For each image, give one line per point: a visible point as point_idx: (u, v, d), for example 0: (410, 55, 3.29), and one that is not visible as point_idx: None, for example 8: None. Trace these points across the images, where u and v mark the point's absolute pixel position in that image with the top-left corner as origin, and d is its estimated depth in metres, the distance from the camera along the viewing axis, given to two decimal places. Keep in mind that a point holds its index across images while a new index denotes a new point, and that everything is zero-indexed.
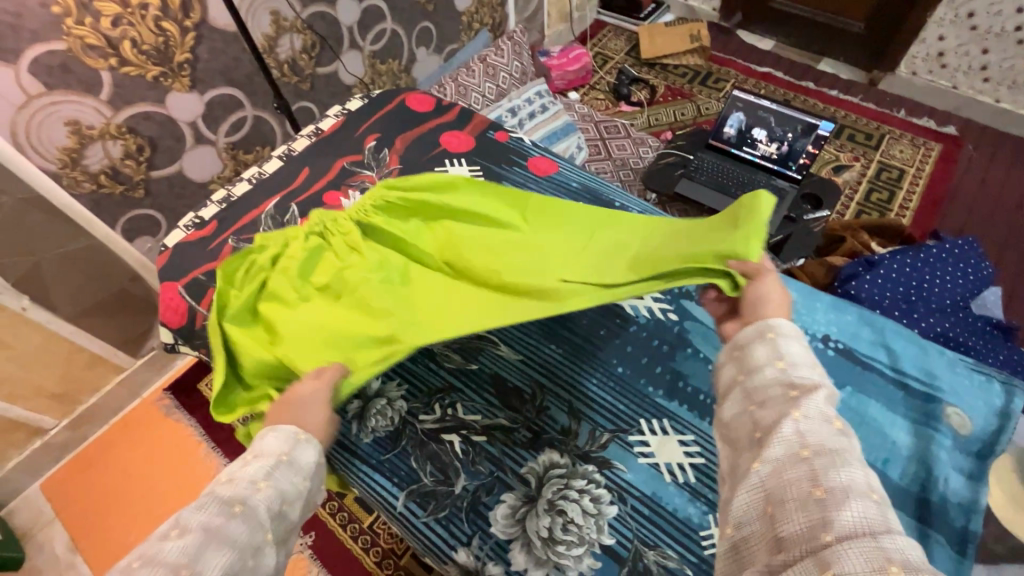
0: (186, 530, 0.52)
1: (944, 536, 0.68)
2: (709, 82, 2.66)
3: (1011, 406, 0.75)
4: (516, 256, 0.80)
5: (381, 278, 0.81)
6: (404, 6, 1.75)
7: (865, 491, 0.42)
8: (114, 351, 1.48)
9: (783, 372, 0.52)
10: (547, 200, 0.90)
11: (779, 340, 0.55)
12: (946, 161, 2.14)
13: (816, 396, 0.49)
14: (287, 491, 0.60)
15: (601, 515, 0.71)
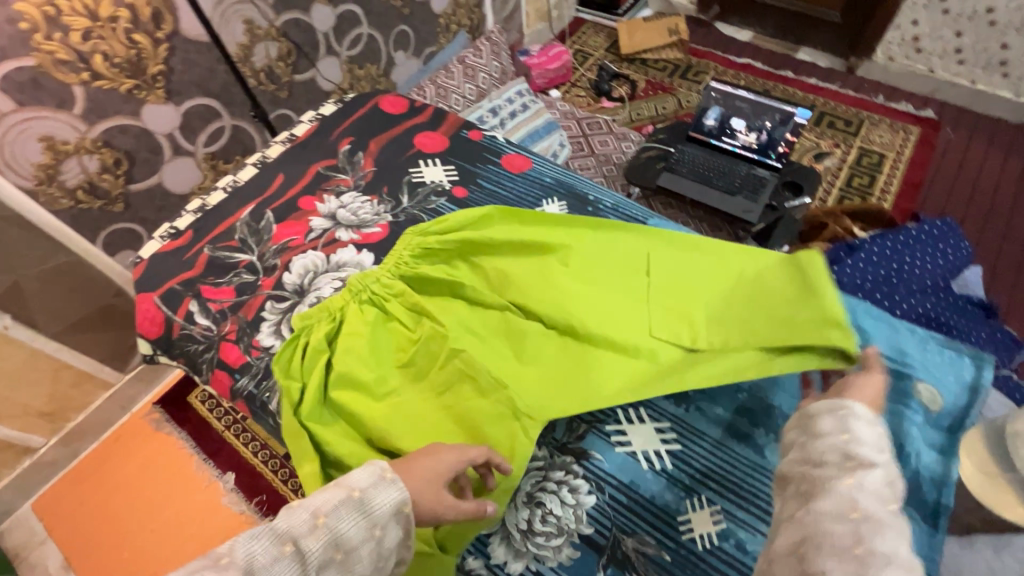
0: (229, 563, 0.48)
1: (916, 510, 0.69)
2: (689, 74, 2.68)
3: (981, 379, 0.77)
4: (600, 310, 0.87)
5: (462, 335, 0.85)
6: (380, 9, 1.75)
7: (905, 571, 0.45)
8: (101, 366, 1.47)
9: (843, 443, 0.54)
10: (597, 245, 0.95)
11: (850, 418, 0.56)
12: (926, 144, 2.16)
13: (875, 471, 0.51)
14: (346, 537, 0.53)
15: (579, 505, 0.72)
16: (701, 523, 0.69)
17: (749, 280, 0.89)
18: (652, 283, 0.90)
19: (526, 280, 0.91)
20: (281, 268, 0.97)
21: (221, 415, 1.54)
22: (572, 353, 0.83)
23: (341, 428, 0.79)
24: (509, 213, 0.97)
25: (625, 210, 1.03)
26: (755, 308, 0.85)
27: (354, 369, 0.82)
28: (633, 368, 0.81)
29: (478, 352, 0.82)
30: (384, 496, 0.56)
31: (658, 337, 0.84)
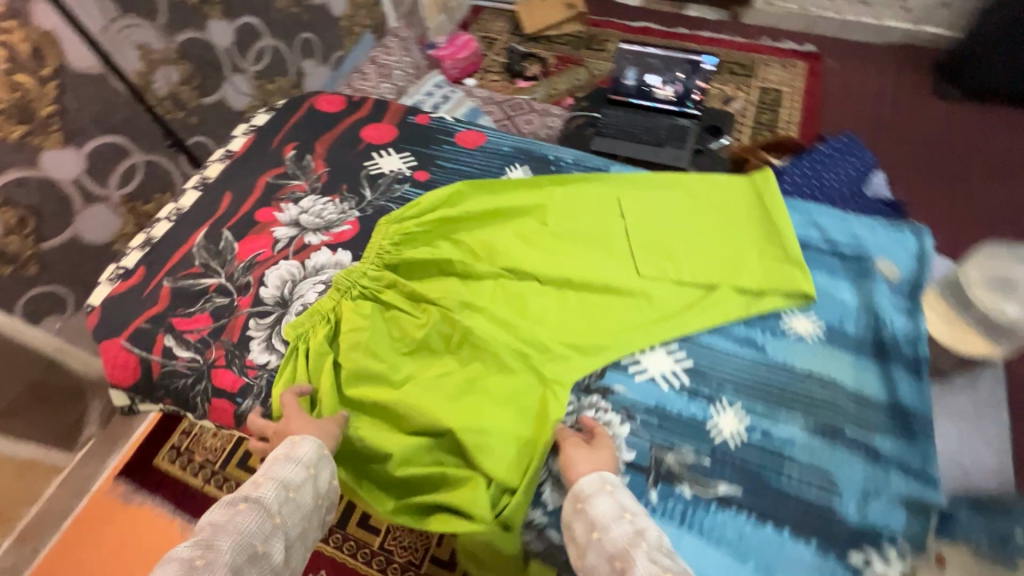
0: (199, 528, 0.62)
1: (901, 366, 0.77)
2: (594, 45, 2.80)
3: (924, 246, 0.87)
4: (589, 261, 0.90)
5: (468, 308, 0.85)
6: (279, 18, 1.64)
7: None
8: (46, 451, 1.33)
9: (600, 543, 0.61)
10: (569, 198, 0.98)
11: (588, 505, 0.64)
12: (813, 75, 2.38)
13: (635, 561, 0.58)
14: (289, 480, 0.67)
15: (617, 436, 0.74)
16: (729, 424, 0.74)
17: (716, 211, 0.95)
18: (629, 227, 0.94)
19: (513, 246, 0.92)
20: (256, 284, 0.92)
21: (196, 471, 1.43)
22: (574, 306, 0.86)
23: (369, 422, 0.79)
24: (479, 184, 0.98)
25: (587, 163, 1.06)
26: (724, 235, 0.92)
27: (364, 364, 0.80)
28: (633, 309, 0.85)
29: (485, 324, 0.83)
30: (303, 447, 0.70)
31: (647, 276, 0.88)
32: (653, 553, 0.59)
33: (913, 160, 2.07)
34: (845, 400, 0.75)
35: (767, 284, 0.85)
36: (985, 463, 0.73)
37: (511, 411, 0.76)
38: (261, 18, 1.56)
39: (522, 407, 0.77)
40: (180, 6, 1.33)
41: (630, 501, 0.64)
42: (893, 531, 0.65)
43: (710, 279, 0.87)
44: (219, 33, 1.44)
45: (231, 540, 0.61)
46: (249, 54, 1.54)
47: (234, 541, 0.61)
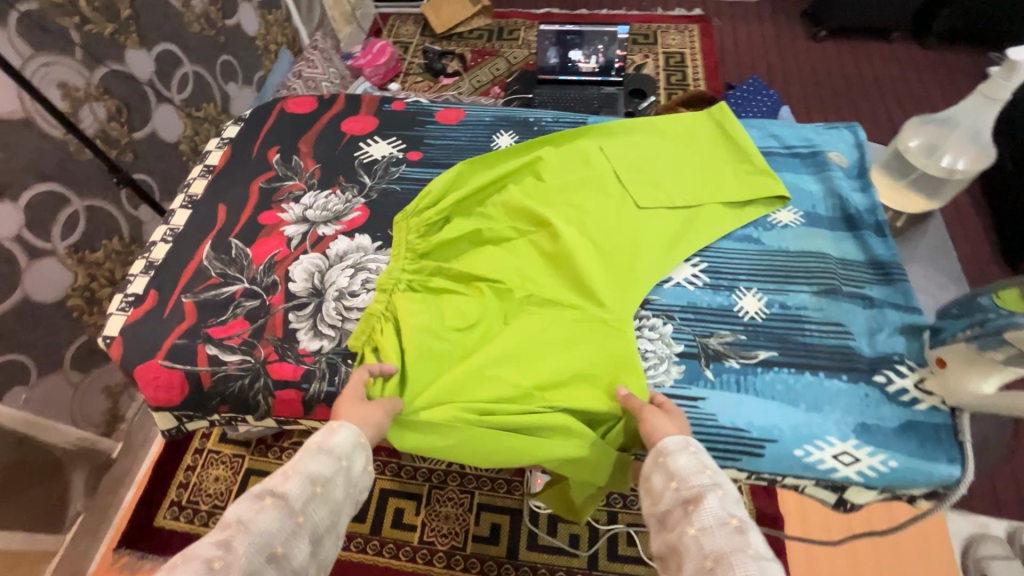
0: (226, 524, 0.57)
1: (870, 230, 0.92)
2: (505, 35, 2.93)
3: (860, 137, 1.04)
4: (601, 207, 0.96)
5: (513, 274, 0.90)
6: (196, 43, 1.58)
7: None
8: (34, 537, 1.21)
9: (676, 492, 0.62)
10: (571, 157, 1.03)
11: (670, 459, 0.64)
12: (706, 35, 2.63)
13: (708, 503, 0.59)
14: (318, 473, 0.63)
15: (663, 334, 0.84)
16: (751, 304, 0.87)
17: (687, 143, 1.05)
18: (618, 168, 1.01)
19: (524, 203, 0.96)
20: (283, 281, 0.93)
21: (206, 519, 1.36)
22: (595, 246, 0.91)
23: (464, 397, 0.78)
24: (478, 160, 1.03)
25: (565, 119, 1.15)
26: (699, 162, 1.02)
27: (429, 344, 0.82)
28: (645, 239, 0.92)
29: (529, 285, 0.88)
30: (340, 436, 0.66)
31: (646, 208, 0.95)
32: (726, 501, 0.59)
33: (805, 95, 2.37)
34: (835, 266, 0.89)
35: (744, 195, 0.97)
36: (949, 290, 0.91)
37: (573, 351, 0.81)
38: (178, 45, 1.51)
39: (582, 347, 0.82)
40: (96, 38, 1.26)
41: (712, 462, 0.64)
42: (900, 353, 0.79)
43: (700, 200, 0.96)
44: (138, 63, 1.38)
45: (253, 541, 0.56)
46: (171, 82, 1.49)
47: (254, 541, 0.56)
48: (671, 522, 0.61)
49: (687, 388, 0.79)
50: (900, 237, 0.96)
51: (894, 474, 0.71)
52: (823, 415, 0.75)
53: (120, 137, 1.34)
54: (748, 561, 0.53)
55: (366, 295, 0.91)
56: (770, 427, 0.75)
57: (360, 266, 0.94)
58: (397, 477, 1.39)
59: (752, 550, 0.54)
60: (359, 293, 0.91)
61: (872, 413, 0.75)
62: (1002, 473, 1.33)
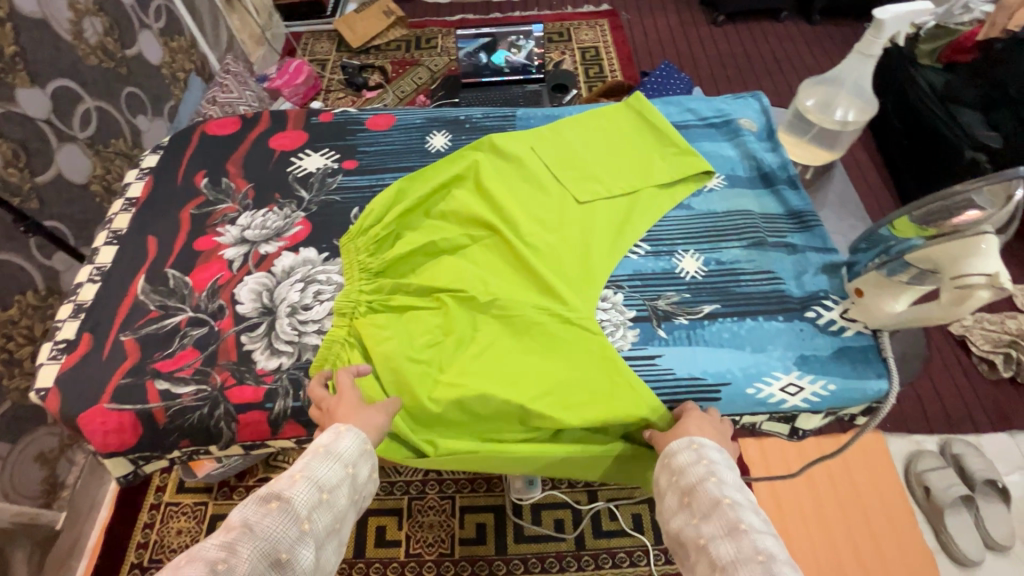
0: (230, 526, 0.57)
1: (785, 185, 1.01)
2: (423, 44, 2.95)
3: (764, 104, 1.14)
4: (545, 213, 1.00)
5: (474, 282, 0.89)
6: (95, 77, 1.49)
7: (748, 557, 0.58)
8: None
9: (676, 485, 0.69)
10: (515, 165, 1.06)
11: (672, 459, 0.71)
12: (616, 28, 2.76)
13: (704, 491, 0.66)
14: (325, 479, 0.65)
15: (614, 303, 0.89)
16: (690, 265, 0.93)
17: (614, 135, 1.11)
18: (553, 168, 1.06)
19: (471, 209, 0.98)
20: (229, 304, 0.91)
21: None
22: (546, 246, 0.94)
23: (452, 422, 0.79)
24: (415, 176, 1.04)
25: (494, 114, 1.18)
26: (628, 152, 1.08)
27: (402, 369, 0.80)
28: (592, 227, 0.97)
29: (488, 291, 0.88)
30: (345, 442, 0.69)
31: (586, 202, 1.01)
32: (721, 486, 0.66)
33: (713, 75, 2.53)
34: (759, 221, 0.97)
35: (676, 176, 1.03)
36: (858, 229, 1.00)
37: (544, 353, 0.83)
38: (75, 80, 1.42)
39: (552, 345, 0.83)
40: None
41: (713, 453, 0.70)
42: (826, 290, 0.88)
43: (636, 186, 1.02)
44: (31, 103, 1.29)
45: (259, 544, 0.56)
46: (73, 119, 1.39)
47: (259, 547, 0.56)
48: (671, 513, 0.69)
49: (644, 348, 0.84)
50: (813, 190, 1.06)
51: (835, 396, 0.79)
52: (767, 353, 0.82)
53: (20, 183, 1.24)
54: (740, 537, 0.60)
55: (320, 305, 0.90)
56: (723, 372, 0.81)
57: (310, 279, 0.93)
58: (375, 494, 1.37)
59: (744, 525, 0.61)
60: (313, 306, 0.90)
61: (809, 345, 0.83)
62: (927, 392, 1.48)
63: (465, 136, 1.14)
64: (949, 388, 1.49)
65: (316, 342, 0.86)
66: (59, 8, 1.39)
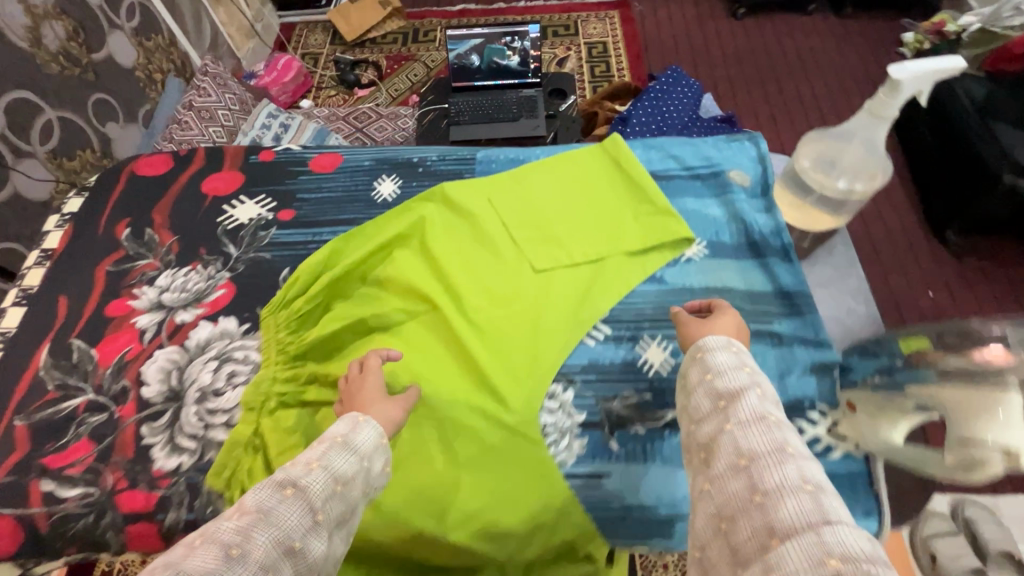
0: (243, 511, 0.49)
1: (776, 257, 0.87)
2: (421, 37, 2.78)
3: (761, 150, 0.99)
4: (497, 279, 0.88)
5: (403, 372, 0.78)
6: (55, 86, 1.39)
7: (796, 484, 0.44)
8: None
9: (710, 384, 0.56)
10: (468, 221, 0.94)
11: (707, 356, 0.59)
12: (627, 21, 2.54)
13: (744, 400, 0.53)
14: (341, 472, 0.56)
15: (564, 403, 0.77)
16: (655, 355, 0.80)
17: (584, 185, 0.98)
18: (510, 225, 0.93)
19: (411, 277, 0.87)
20: (134, 385, 0.81)
21: None
22: (491, 326, 0.82)
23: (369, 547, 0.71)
24: (353, 234, 0.92)
25: (451, 156, 1.05)
26: (597, 208, 0.94)
27: None
28: (545, 305, 0.84)
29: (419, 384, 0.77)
30: (364, 434, 0.60)
31: (543, 269, 0.88)
32: (765, 399, 0.53)
33: (729, 76, 2.32)
34: (741, 300, 0.83)
35: (646, 242, 0.89)
36: (857, 311, 0.87)
37: (473, 463, 0.72)
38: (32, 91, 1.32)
39: (485, 455, 0.72)
40: None
41: (753, 359, 0.58)
42: (812, 397, 0.75)
43: (600, 253, 0.89)
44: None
45: (270, 534, 0.48)
46: (30, 132, 1.31)
47: (274, 534, 0.49)
48: (697, 415, 0.56)
49: (591, 464, 0.72)
50: (807, 258, 0.91)
51: None
52: None
53: None
54: (786, 462, 0.46)
55: (231, 391, 0.80)
56: (679, 501, 0.70)
57: (224, 357, 0.83)
58: None
59: (792, 448, 0.47)
60: (224, 391, 0.80)
61: None
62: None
63: (417, 182, 1.01)
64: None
65: (222, 438, 0.76)
66: (13, 14, 1.29)
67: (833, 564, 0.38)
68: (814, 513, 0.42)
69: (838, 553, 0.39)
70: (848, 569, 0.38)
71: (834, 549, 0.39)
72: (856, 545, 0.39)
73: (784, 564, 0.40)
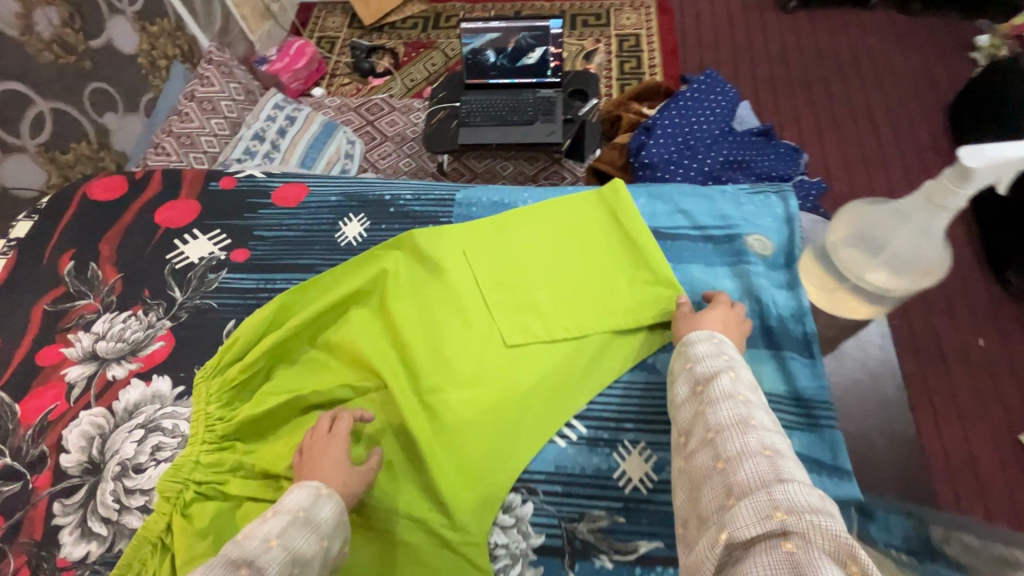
0: None
1: (795, 350, 0.72)
2: (442, 22, 2.37)
3: (790, 209, 0.83)
4: (461, 350, 0.75)
5: None
6: (51, 74, 1.21)
7: (754, 448, 0.46)
8: None
9: (690, 371, 0.59)
10: (437, 275, 0.82)
11: (690, 348, 0.61)
12: (665, 12, 2.17)
13: (717, 381, 0.55)
14: (300, 552, 0.52)
15: (521, 519, 0.66)
16: (635, 467, 0.68)
17: (574, 239, 0.84)
18: (483, 284, 0.80)
19: (363, 343, 0.76)
20: (53, 452, 0.73)
21: None
22: (447, 412, 0.70)
23: None
24: (308, 287, 0.82)
25: (428, 194, 0.93)
26: (586, 269, 0.81)
27: None
28: (512, 390, 0.71)
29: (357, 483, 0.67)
30: (325, 509, 0.57)
31: (515, 344, 0.75)
32: (737, 382, 0.55)
33: (771, 77, 1.98)
34: None
35: (639, 318, 0.75)
36: (872, 417, 0.76)
37: None
38: (28, 81, 1.16)
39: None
40: None
41: (734, 353, 0.60)
42: None
43: (585, 328, 0.75)
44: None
45: None
46: (20, 124, 1.14)
47: None
48: (678, 399, 0.58)
49: None
50: (828, 350, 0.78)
51: None
52: None
53: None
54: (748, 431, 0.49)
55: (154, 470, 0.71)
56: None
57: (152, 426, 0.74)
58: None
59: (754, 420, 0.50)
60: (146, 468, 0.71)
61: None
62: (968, 487, 1.18)
63: (387, 224, 0.90)
64: (998, 485, 1.17)
65: (137, 525, 0.68)
66: None
67: (778, 516, 0.40)
68: (768, 472, 0.44)
69: (784, 506, 0.40)
70: (791, 520, 0.39)
71: (781, 504, 0.41)
72: (801, 498, 0.41)
73: (736, 520, 0.42)
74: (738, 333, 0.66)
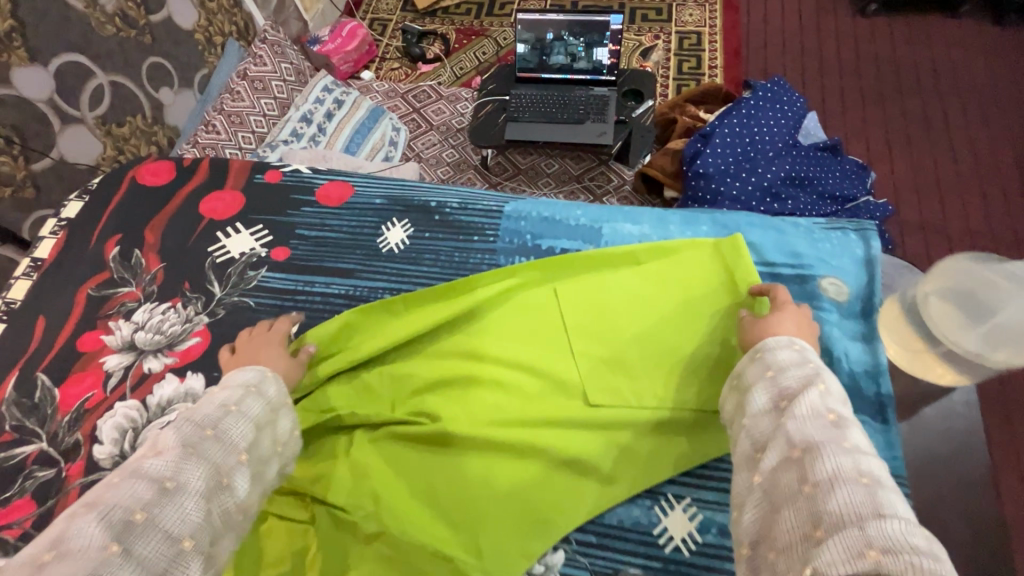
0: (164, 448, 0.49)
1: (866, 413, 0.65)
2: (496, 9, 2.29)
3: (871, 251, 0.76)
4: (532, 401, 0.68)
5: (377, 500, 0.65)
6: (110, 45, 1.21)
7: (850, 474, 0.41)
8: None
9: (774, 380, 0.52)
10: (518, 310, 0.76)
11: (769, 353, 0.55)
12: (731, 9, 2.04)
13: (805, 396, 0.49)
14: (258, 417, 0.56)
15: (550, 568, 0.63)
16: (678, 525, 0.63)
17: (678, 291, 0.74)
18: (570, 329, 0.73)
19: (432, 383, 0.71)
20: (87, 442, 0.74)
21: None
22: (501, 465, 0.65)
23: None
24: (383, 309, 0.77)
25: (474, 205, 0.89)
26: (687, 330, 0.71)
27: None
28: (586, 450, 0.65)
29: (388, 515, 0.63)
30: (272, 387, 0.60)
31: (597, 405, 0.67)
32: (828, 397, 0.49)
33: (841, 86, 1.84)
34: None
35: None
36: None
37: None
38: (89, 53, 1.16)
39: None
40: None
41: (819, 362, 0.54)
42: None
43: (678, 400, 0.67)
44: (26, 84, 1.06)
45: (201, 468, 0.49)
46: (80, 97, 1.15)
47: (205, 469, 0.49)
48: (754, 414, 0.52)
49: None
50: (903, 415, 0.71)
51: None
52: None
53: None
54: (837, 450, 0.43)
55: None
56: None
57: None
58: None
59: (849, 443, 0.44)
60: None
61: None
62: None
63: (431, 232, 0.86)
64: None
65: None
66: None
67: (872, 555, 0.35)
68: (865, 506, 0.38)
69: (880, 544, 0.35)
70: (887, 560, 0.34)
71: (875, 540, 0.36)
72: (903, 538, 0.35)
73: (823, 554, 0.37)
74: (812, 334, 0.61)
